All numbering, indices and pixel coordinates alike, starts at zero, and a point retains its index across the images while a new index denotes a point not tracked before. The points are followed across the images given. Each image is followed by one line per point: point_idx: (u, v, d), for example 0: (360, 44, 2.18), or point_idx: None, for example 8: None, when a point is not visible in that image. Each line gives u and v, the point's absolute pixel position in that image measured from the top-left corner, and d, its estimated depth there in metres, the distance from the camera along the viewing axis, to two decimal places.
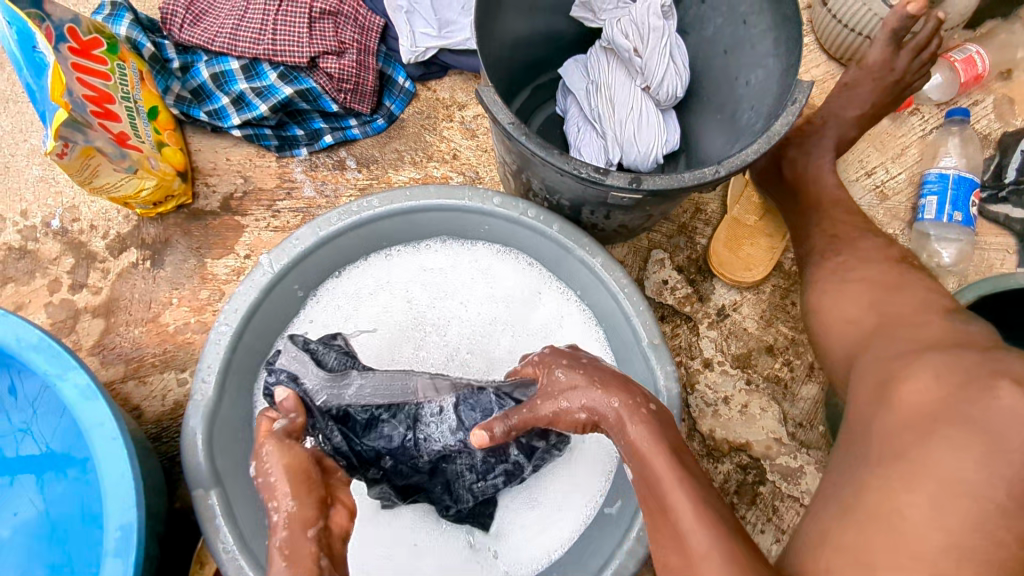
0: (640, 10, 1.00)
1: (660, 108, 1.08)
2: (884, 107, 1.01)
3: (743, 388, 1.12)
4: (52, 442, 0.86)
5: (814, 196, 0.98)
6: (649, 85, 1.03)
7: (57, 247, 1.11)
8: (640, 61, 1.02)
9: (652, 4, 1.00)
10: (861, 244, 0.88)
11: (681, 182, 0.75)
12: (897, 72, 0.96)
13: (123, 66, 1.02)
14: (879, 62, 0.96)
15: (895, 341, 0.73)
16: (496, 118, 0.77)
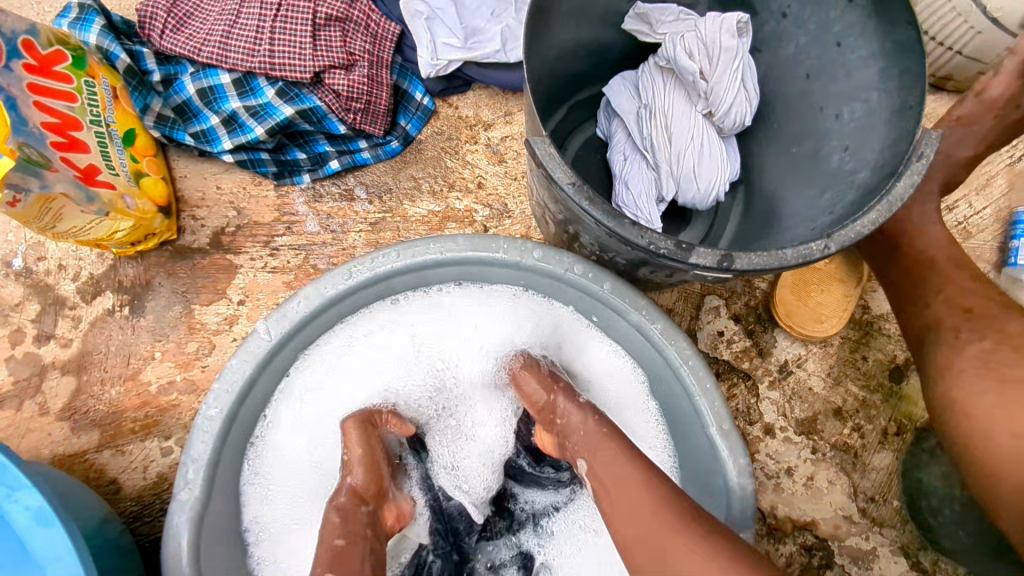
0: (710, 26, 0.84)
1: (722, 137, 0.92)
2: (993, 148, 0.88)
3: (808, 457, 0.98)
4: None
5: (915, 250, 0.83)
6: (714, 112, 0.88)
7: (20, 291, 0.95)
8: (706, 86, 0.86)
9: (725, 18, 0.84)
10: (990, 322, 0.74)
11: (782, 260, 0.61)
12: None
13: (92, 83, 0.86)
14: (1004, 96, 0.84)
15: None
16: (552, 177, 0.62)
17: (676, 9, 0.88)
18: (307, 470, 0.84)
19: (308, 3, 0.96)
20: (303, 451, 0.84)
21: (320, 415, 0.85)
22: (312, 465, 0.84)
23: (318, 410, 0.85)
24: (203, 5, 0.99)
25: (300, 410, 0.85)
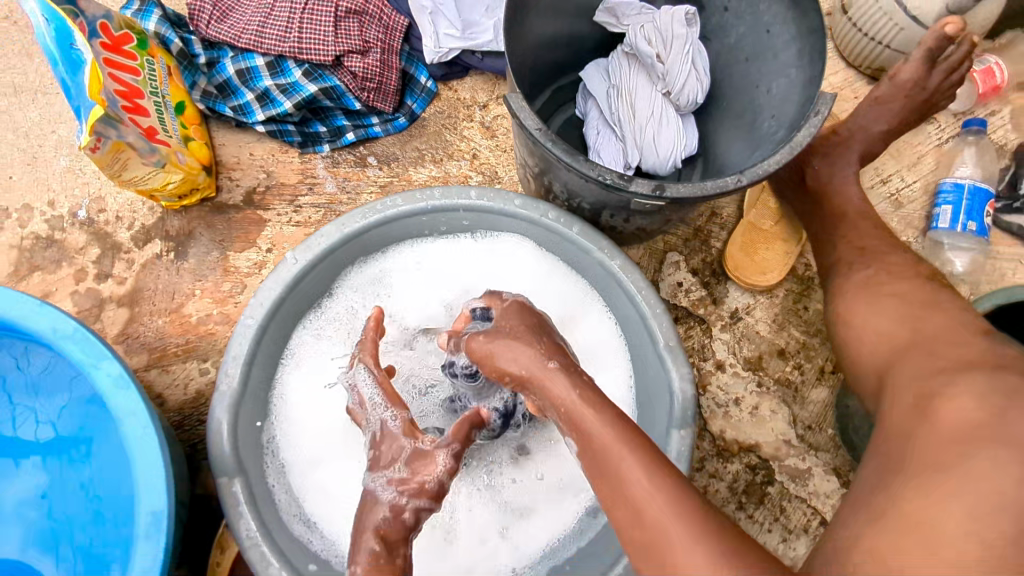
0: (664, 18, 1.02)
1: (680, 114, 1.08)
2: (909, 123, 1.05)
3: (754, 390, 1.13)
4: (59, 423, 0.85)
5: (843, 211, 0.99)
6: (671, 90, 1.04)
7: (83, 237, 1.13)
8: (663, 67, 1.02)
9: (676, 12, 1.02)
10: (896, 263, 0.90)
11: (703, 189, 0.77)
12: (928, 89, 1.00)
13: (152, 62, 1.04)
14: (913, 79, 0.99)
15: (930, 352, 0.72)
16: (523, 124, 0.79)
17: (638, 4, 1.05)
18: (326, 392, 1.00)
19: None
20: (320, 382, 1.00)
21: (331, 357, 1.01)
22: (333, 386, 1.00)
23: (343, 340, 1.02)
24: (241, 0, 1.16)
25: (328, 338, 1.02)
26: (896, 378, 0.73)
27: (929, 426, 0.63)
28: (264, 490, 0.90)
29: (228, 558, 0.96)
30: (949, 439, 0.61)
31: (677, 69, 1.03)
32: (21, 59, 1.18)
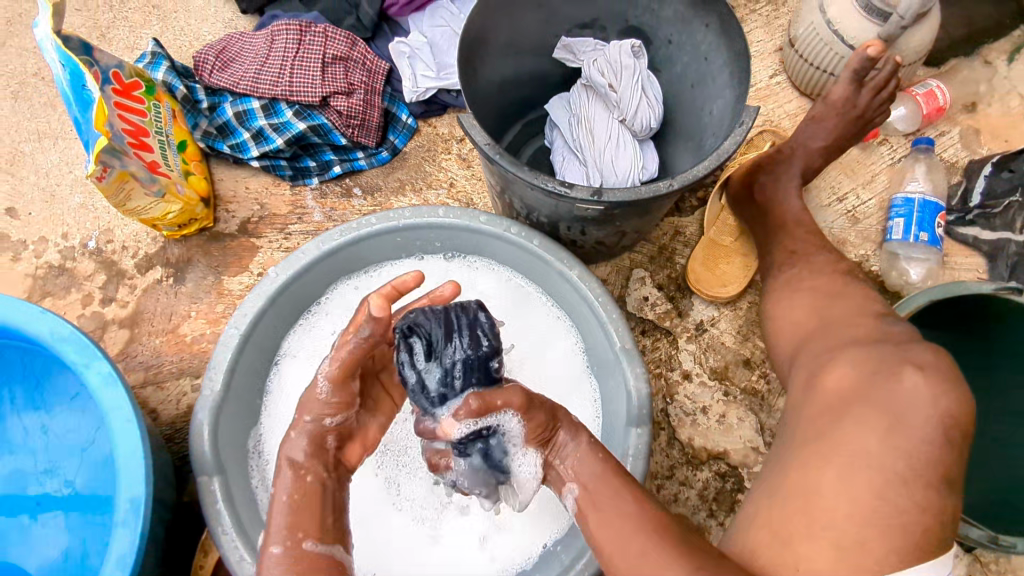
0: (613, 51, 1.12)
1: (637, 139, 1.16)
2: (848, 139, 1.14)
3: (720, 398, 1.17)
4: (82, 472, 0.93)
5: (790, 226, 1.07)
6: (626, 117, 1.13)
7: (92, 265, 1.23)
8: (616, 96, 1.12)
9: (622, 44, 1.12)
10: (836, 268, 0.97)
11: (637, 194, 0.84)
12: (858, 107, 1.10)
13: (158, 105, 1.16)
14: (842, 98, 1.09)
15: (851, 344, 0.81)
16: (474, 141, 0.88)
17: (592, 41, 1.16)
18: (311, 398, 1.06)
19: (320, 45, 1.26)
20: (304, 386, 1.06)
21: (316, 362, 1.08)
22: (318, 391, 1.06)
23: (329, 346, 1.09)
24: (241, 51, 1.29)
25: (314, 345, 1.09)
26: (808, 357, 0.86)
27: (816, 396, 0.78)
28: (243, 491, 0.95)
29: (210, 562, 0.99)
30: (834, 406, 0.74)
31: (628, 96, 1.12)
32: (45, 109, 1.31)
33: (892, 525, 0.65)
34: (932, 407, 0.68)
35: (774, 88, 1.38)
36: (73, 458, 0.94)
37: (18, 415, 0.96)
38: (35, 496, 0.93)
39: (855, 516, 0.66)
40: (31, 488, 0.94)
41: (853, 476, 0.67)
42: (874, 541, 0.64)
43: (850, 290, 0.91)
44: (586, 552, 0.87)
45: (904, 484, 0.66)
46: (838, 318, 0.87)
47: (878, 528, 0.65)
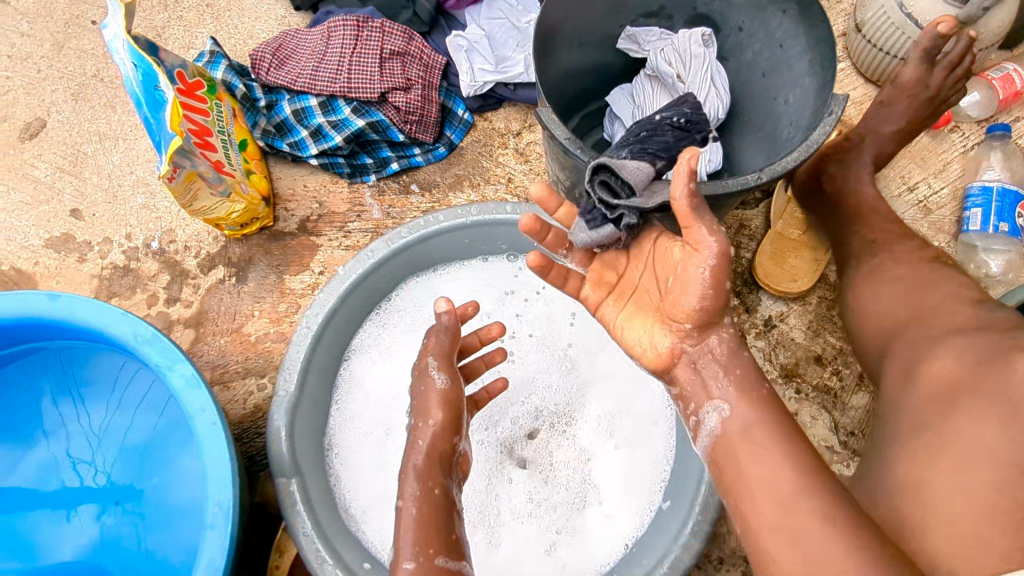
0: (682, 40, 1.09)
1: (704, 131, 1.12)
2: (921, 123, 1.10)
3: (792, 396, 1.14)
4: (116, 464, 0.98)
5: (869, 215, 1.04)
6: None
7: (156, 265, 1.23)
8: (683, 86, 1.08)
9: (692, 34, 1.08)
10: (925, 257, 0.93)
11: (726, 187, 0.81)
12: (931, 87, 1.06)
13: (219, 105, 1.16)
14: (913, 80, 1.06)
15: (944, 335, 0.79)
16: (553, 135, 0.86)
17: (657, 30, 1.12)
18: (383, 394, 1.06)
19: (377, 40, 1.25)
20: (377, 389, 1.06)
21: (391, 366, 1.08)
22: (398, 389, 1.06)
23: (402, 347, 1.09)
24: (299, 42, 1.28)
25: (385, 344, 1.09)
26: (902, 349, 0.83)
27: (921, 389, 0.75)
28: (320, 491, 0.95)
29: (286, 562, 1.00)
30: (942, 405, 0.72)
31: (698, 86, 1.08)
32: (105, 111, 1.32)
33: (1014, 523, 0.62)
34: None
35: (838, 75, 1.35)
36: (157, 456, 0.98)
37: (84, 414, 1.01)
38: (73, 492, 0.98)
39: (980, 515, 0.63)
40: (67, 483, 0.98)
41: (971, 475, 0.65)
42: (999, 538, 0.61)
43: (942, 281, 0.89)
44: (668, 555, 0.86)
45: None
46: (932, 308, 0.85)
47: (1004, 530, 0.61)
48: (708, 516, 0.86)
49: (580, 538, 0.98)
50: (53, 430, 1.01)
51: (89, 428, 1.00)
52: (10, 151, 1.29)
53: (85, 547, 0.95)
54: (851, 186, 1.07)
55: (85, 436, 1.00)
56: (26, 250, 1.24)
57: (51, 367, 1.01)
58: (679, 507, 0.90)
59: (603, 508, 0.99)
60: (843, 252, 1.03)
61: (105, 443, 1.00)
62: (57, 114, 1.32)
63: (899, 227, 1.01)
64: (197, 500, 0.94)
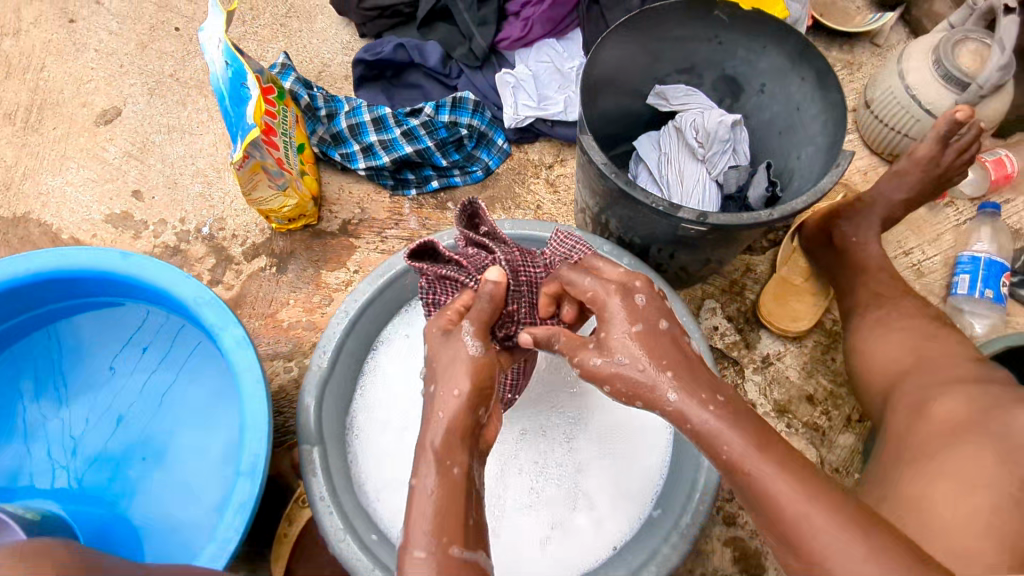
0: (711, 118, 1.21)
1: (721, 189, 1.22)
2: None
3: (783, 430, 1.22)
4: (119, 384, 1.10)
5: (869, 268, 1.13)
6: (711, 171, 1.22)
7: (204, 249, 1.33)
8: (704, 152, 1.21)
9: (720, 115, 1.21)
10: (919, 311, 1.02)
11: (740, 219, 0.91)
12: (941, 165, 1.10)
13: (286, 110, 1.27)
14: (927, 156, 1.10)
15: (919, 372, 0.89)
16: (592, 160, 0.97)
17: (683, 87, 1.24)
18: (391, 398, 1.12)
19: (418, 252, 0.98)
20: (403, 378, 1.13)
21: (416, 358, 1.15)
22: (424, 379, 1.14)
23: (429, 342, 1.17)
24: (361, 56, 1.39)
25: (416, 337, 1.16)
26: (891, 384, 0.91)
27: (908, 416, 0.82)
28: (339, 464, 1.02)
29: (294, 531, 1.06)
30: (924, 430, 0.79)
31: (716, 154, 1.21)
32: (176, 107, 1.44)
33: None
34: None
35: (846, 145, 1.46)
36: (181, 418, 1.06)
37: (100, 322, 1.11)
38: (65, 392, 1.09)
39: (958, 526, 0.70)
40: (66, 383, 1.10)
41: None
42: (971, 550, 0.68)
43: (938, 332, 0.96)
44: (657, 553, 0.95)
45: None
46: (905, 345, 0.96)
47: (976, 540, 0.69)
48: (701, 513, 0.96)
49: (570, 537, 1.04)
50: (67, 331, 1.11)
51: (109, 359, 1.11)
52: (85, 133, 1.41)
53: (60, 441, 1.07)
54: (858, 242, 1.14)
55: (115, 392, 1.09)
56: (86, 222, 1.34)
57: (99, 319, 1.11)
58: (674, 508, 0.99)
59: (593, 514, 1.06)
60: (846, 300, 1.13)
61: (111, 401, 1.09)
62: (133, 106, 1.44)
63: (894, 281, 1.11)
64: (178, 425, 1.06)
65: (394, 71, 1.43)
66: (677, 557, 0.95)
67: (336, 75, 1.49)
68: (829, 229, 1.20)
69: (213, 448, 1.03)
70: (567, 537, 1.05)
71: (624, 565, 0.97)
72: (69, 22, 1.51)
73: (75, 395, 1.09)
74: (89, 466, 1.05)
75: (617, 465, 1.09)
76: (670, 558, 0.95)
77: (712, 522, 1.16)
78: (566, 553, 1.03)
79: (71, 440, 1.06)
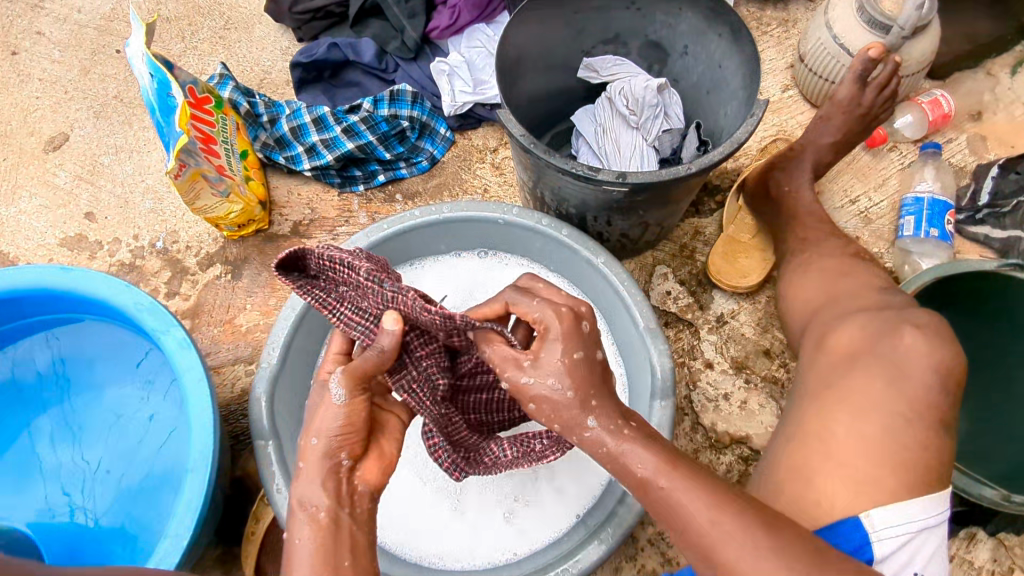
0: (640, 85, 1.22)
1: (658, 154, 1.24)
2: (855, 135, 1.21)
3: (741, 386, 1.22)
4: (82, 399, 1.12)
5: (804, 216, 1.15)
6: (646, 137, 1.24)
7: (158, 263, 1.34)
8: (637, 119, 1.22)
9: (648, 81, 1.22)
10: (847, 251, 1.05)
11: (659, 176, 0.94)
12: (863, 105, 1.18)
13: (225, 118, 1.27)
14: (848, 97, 1.17)
15: (845, 309, 0.93)
16: (511, 134, 0.99)
17: (611, 59, 1.26)
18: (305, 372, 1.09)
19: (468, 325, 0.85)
20: None
21: None
22: None
23: None
24: (298, 59, 1.41)
25: None
26: (822, 325, 0.94)
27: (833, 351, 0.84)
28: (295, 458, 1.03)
29: (261, 529, 1.06)
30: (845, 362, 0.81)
31: (649, 120, 1.22)
32: (122, 127, 1.47)
33: None
34: (931, 357, 0.78)
35: (786, 102, 1.47)
36: (138, 423, 1.10)
37: (59, 339, 1.14)
38: (30, 411, 1.12)
39: None
40: (31, 401, 1.13)
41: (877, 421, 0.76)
42: None
43: (864, 271, 1.00)
44: (614, 515, 0.94)
45: (917, 430, 0.75)
46: (834, 287, 0.99)
47: None
48: None
49: (534, 509, 1.05)
50: (27, 351, 1.14)
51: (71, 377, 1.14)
52: (34, 161, 1.43)
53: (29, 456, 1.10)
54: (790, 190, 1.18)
55: (78, 407, 1.12)
56: (42, 248, 1.36)
57: (53, 337, 1.14)
58: None
59: (554, 483, 1.06)
60: (786, 250, 1.15)
61: (76, 416, 1.12)
62: (80, 130, 1.46)
63: (830, 226, 1.13)
64: (142, 434, 1.09)
65: (332, 71, 1.45)
66: (634, 516, 0.92)
67: (277, 80, 1.50)
68: (765, 180, 1.22)
69: (174, 447, 1.07)
70: (531, 510, 1.05)
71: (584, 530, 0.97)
72: (12, 54, 1.54)
73: (40, 413, 1.12)
74: (56, 479, 1.08)
75: None
76: (625, 518, 0.93)
77: None
78: (532, 526, 1.03)
79: (40, 456, 1.10)
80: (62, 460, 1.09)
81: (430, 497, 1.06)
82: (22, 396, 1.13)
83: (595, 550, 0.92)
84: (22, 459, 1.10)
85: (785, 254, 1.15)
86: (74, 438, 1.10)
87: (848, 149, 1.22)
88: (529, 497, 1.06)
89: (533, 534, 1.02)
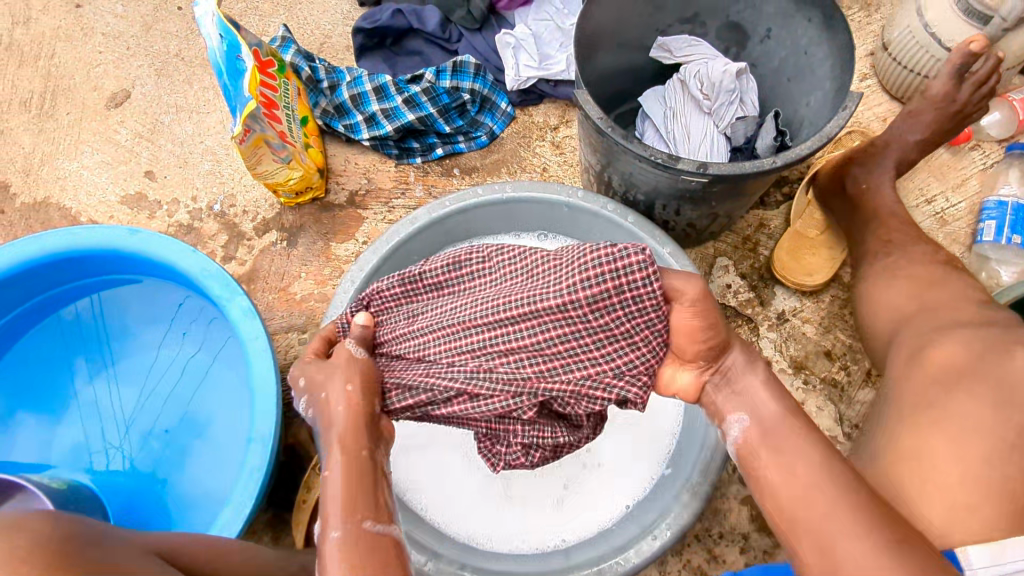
0: (716, 70, 1.17)
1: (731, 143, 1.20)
2: (945, 133, 1.15)
3: (800, 387, 1.19)
4: (141, 357, 1.14)
5: (886, 216, 1.10)
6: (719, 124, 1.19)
7: (216, 226, 1.35)
8: (710, 105, 1.18)
9: (728, 66, 1.17)
10: (934, 259, 1.00)
11: (742, 168, 0.91)
12: (958, 102, 1.10)
13: (287, 83, 1.25)
14: (941, 94, 1.10)
15: (936, 319, 0.89)
16: (588, 116, 0.95)
17: (686, 38, 1.21)
18: None
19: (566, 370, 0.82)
20: None
21: None
22: None
23: None
24: (360, 24, 1.38)
25: None
26: (905, 337, 0.91)
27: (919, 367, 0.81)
28: None
29: (312, 498, 1.07)
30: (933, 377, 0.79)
31: (723, 106, 1.17)
32: (182, 86, 1.46)
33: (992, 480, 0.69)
34: None
35: (863, 92, 1.41)
36: (184, 381, 1.12)
37: (121, 299, 1.16)
38: (90, 366, 1.14)
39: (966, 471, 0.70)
40: (91, 356, 1.15)
41: (967, 443, 0.74)
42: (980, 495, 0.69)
43: (950, 279, 0.96)
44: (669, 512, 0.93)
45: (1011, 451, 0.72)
46: (919, 295, 0.95)
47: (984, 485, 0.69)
48: (713, 470, 0.93)
49: (585, 499, 1.05)
50: (88, 309, 1.15)
51: (131, 335, 1.15)
52: (97, 116, 1.44)
53: (87, 413, 1.12)
54: (871, 189, 1.13)
55: (136, 365, 1.14)
56: (103, 205, 1.37)
57: (111, 296, 1.15)
58: (687, 462, 0.98)
59: (604, 475, 1.06)
60: (862, 250, 1.11)
61: (135, 374, 1.13)
62: (141, 87, 1.46)
63: (913, 229, 1.08)
64: (197, 397, 1.11)
65: (394, 38, 1.42)
66: (688, 516, 0.91)
67: (338, 45, 1.48)
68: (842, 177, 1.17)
69: (212, 406, 1.10)
70: (581, 498, 1.05)
71: (639, 523, 0.97)
72: (76, 7, 1.53)
73: (100, 369, 1.14)
74: (113, 434, 1.10)
75: (629, 425, 1.09)
76: (682, 515, 0.92)
77: (729, 480, 1.14)
78: (583, 517, 1.03)
79: (98, 412, 1.12)
80: (119, 416, 1.11)
81: (479, 481, 1.06)
82: (82, 349, 1.15)
83: (646, 547, 0.91)
84: (69, 406, 1.12)
85: (861, 255, 1.11)
86: (133, 396, 1.12)
87: (933, 147, 1.15)
88: (581, 486, 1.06)
89: (583, 524, 1.03)
